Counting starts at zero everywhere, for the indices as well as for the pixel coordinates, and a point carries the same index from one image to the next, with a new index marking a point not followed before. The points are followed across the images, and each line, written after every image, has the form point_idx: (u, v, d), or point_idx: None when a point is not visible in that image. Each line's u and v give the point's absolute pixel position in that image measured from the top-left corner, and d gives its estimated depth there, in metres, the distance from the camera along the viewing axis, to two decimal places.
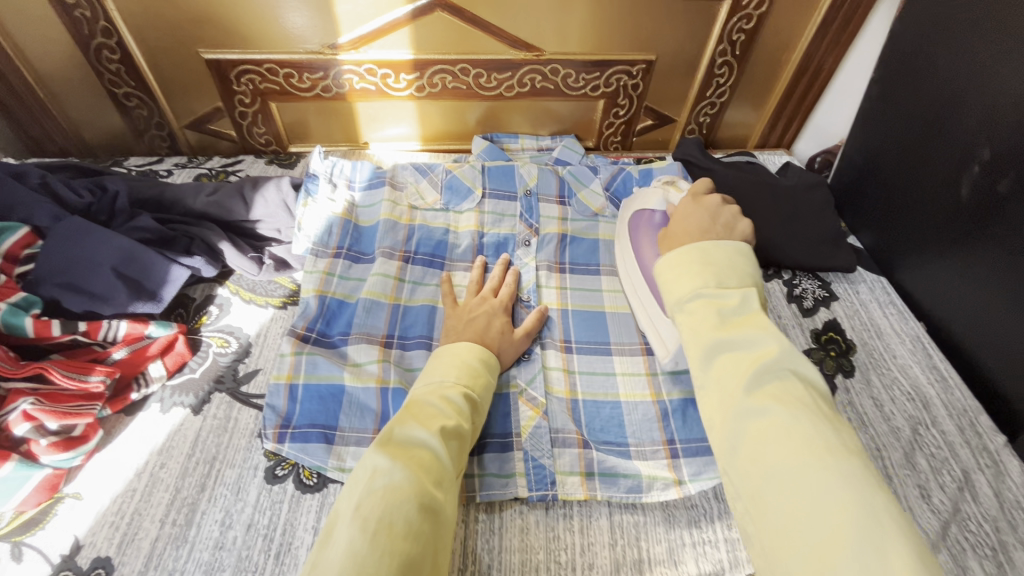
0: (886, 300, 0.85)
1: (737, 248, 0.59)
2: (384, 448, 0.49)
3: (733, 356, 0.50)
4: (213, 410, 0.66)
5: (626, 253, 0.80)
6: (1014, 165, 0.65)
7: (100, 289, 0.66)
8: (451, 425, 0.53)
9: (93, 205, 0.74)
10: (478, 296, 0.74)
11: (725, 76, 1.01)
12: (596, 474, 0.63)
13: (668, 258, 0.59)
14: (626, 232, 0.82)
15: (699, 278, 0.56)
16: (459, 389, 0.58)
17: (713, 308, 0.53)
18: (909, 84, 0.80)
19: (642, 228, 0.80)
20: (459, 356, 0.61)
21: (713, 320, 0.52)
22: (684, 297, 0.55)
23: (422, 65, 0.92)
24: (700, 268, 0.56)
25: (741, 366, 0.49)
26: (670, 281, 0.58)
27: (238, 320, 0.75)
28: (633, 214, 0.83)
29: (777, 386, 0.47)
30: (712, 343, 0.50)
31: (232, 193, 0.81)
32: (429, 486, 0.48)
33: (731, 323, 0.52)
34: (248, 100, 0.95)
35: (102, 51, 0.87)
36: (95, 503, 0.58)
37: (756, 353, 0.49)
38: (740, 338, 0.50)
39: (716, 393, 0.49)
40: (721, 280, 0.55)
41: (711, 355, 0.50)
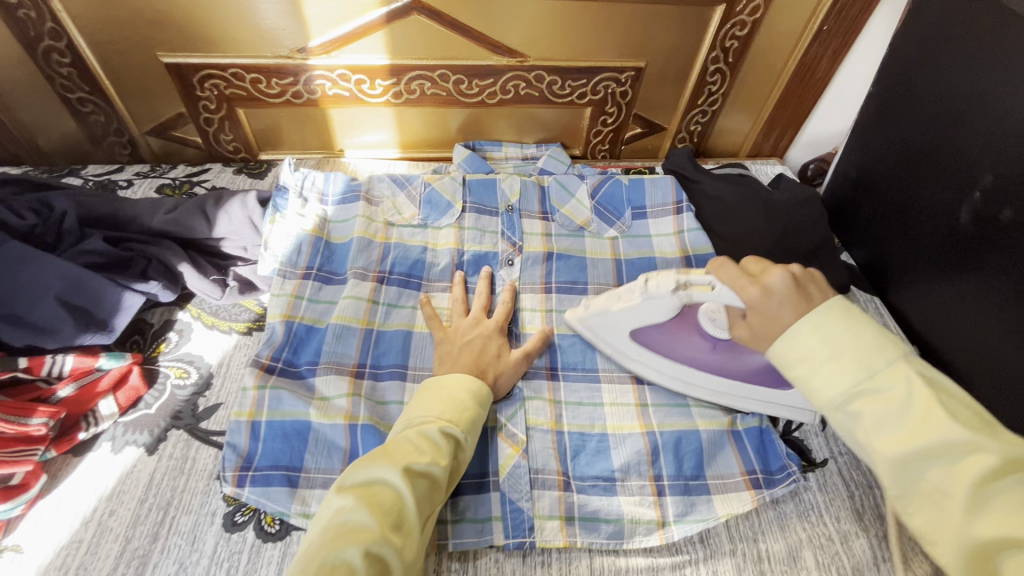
0: (880, 322, 0.82)
1: (824, 313, 0.43)
2: (346, 489, 0.48)
3: (930, 468, 0.39)
4: (168, 450, 0.62)
5: (660, 360, 0.68)
6: (1015, 195, 0.61)
7: (44, 321, 0.61)
8: (422, 463, 0.50)
9: (37, 226, 0.69)
10: (470, 317, 0.70)
11: (717, 83, 0.97)
12: (576, 519, 0.60)
13: (784, 342, 0.44)
14: (647, 348, 0.69)
15: (843, 372, 0.41)
16: (440, 424, 0.54)
17: (885, 416, 0.40)
18: (908, 99, 0.76)
19: (657, 337, 0.68)
20: (447, 390, 0.57)
21: (888, 426, 0.40)
22: (835, 404, 0.41)
23: (399, 70, 0.87)
24: (835, 359, 0.42)
25: (950, 482, 0.38)
26: (799, 376, 0.43)
27: (199, 347, 0.70)
28: (630, 333, 0.68)
29: (1013, 506, 0.37)
30: (900, 453, 0.39)
31: (192, 209, 0.76)
32: (386, 531, 0.45)
33: (909, 417, 0.40)
34: (213, 106, 0.89)
35: (51, 54, 0.81)
36: (36, 557, 0.54)
37: (960, 463, 0.38)
38: (933, 450, 0.39)
39: (925, 512, 0.40)
40: (873, 365, 0.41)
41: (903, 470, 0.40)
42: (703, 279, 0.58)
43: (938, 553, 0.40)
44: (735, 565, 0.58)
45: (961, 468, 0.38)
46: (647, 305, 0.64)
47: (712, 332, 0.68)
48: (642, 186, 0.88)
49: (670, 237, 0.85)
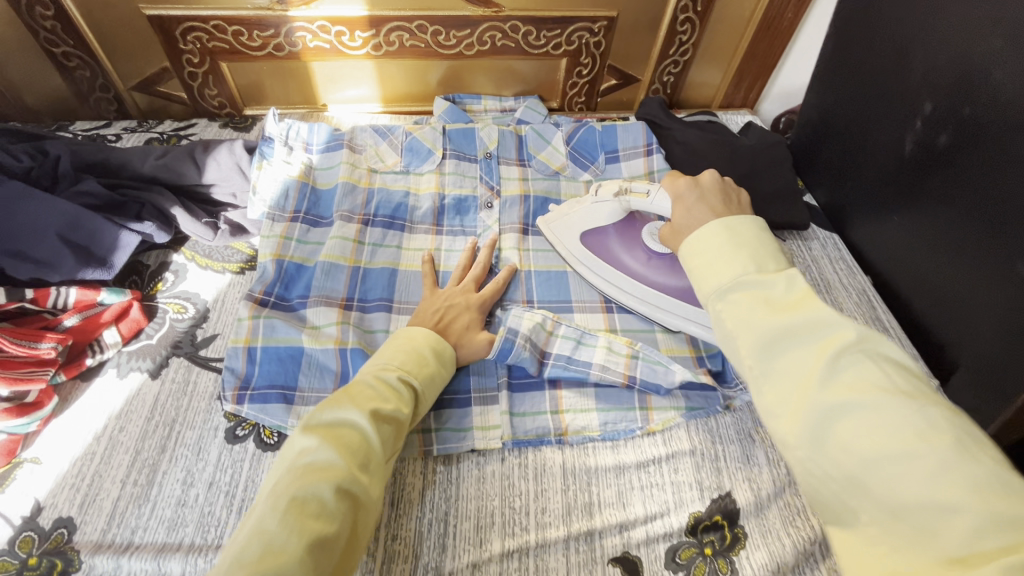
0: (837, 255, 0.87)
1: (727, 223, 0.50)
2: (312, 429, 0.50)
3: (796, 344, 0.42)
4: (171, 374, 0.66)
5: (619, 279, 0.76)
6: (953, 120, 0.66)
7: (45, 256, 0.66)
8: (386, 408, 0.53)
9: (34, 168, 0.73)
10: (458, 286, 0.72)
11: (687, 33, 1.00)
12: (563, 412, 0.67)
13: (692, 241, 0.51)
14: (597, 257, 0.78)
15: (736, 262, 0.47)
16: (398, 372, 0.57)
17: (759, 300, 0.44)
18: (859, 39, 0.80)
19: (607, 243, 0.78)
20: (410, 342, 0.61)
21: (762, 305, 0.44)
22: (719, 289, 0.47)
23: (378, 21, 0.89)
24: (732, 249, 0.48)
25: (809, 358, 0.41)
26: (695, 268, 0.50)
27: (194, 285, 0.74)
28: (580, 236, 0.79)
29: (855, 373, 0.39)
30: (765, 328, 0.42)
31: (181, 156, 0.79)
32: (354, 469, 0.48)
33: (785, 301, 0.44)
34: (197, 60, 0.91)
35: (35, 7, 0.82)
36: (53, 467, 0.59)
37: (822, 340, 0.41)
38: (801, 325, 0.42)
39: (777, 385, 0.41)
40: (761, 261, 0.47)
41: (771, 346, 0.42)
42: (641, 189, 0.73)
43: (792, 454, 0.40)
44: (694, 463, 0.64)
45: (822, 348, 0.41)
46: (594, 208, 0.79)
47: (654, 247, 0.75)
48: (615, 132, 0.92)
49: (641, 177, 0.90)
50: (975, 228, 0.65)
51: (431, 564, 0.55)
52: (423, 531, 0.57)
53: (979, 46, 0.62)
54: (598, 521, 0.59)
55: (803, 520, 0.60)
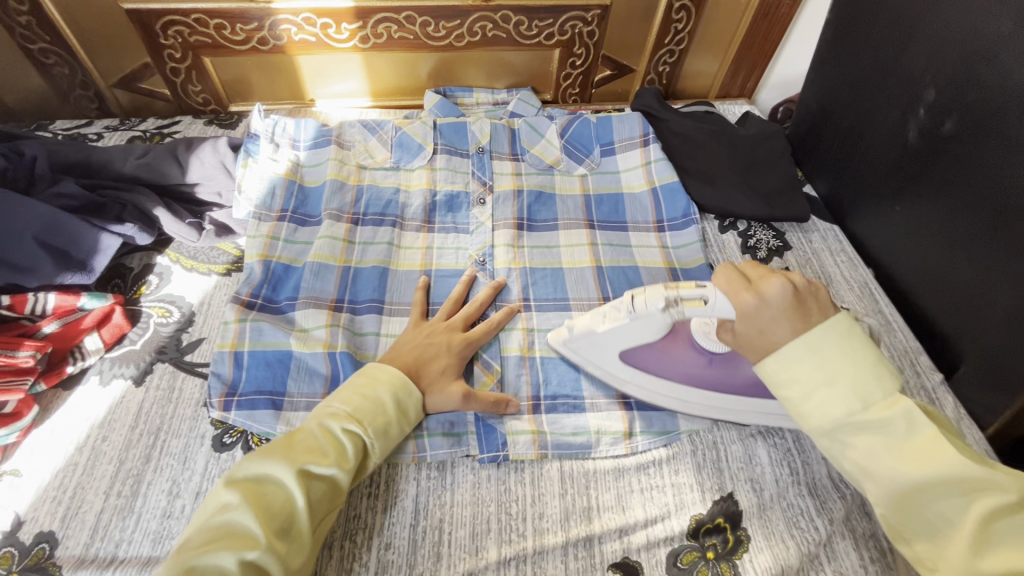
0: (838, 247, 0.86)
1: (811, 340, 0.47)
2: (237, 483, 0.48)
3: (931, 494, 0.42)
4: (155, 381, 0.64)
5: (655, 383, 0.64)
6: (957, 106, 0.65)
7: (22, 260, 0.64)
8: (322, 466, 0.50)
9: (9, 169, 0.70)
10: (444, 323, 0.67)
11: (683, 21, 0.97)
12: (547, 433, 0.64)
13: (774, 360, 0.48)
14: (642, 371, 0.64)
15: (842, 401, 0.45)
16: (347, 422, 0.53)
17: (881, 443, 0.44)
18: (859, 24, 0.78)
19: (649, 358, 0.63)
20: (370, 387, 0.57)
21: (887, 456, 0.44)
22: (833, 430, 0.45)
23: (364, 13, 0.87)
24: (828, 384, 0.45)
25: (950, 508, 0.42)
26: (791, 399, 0.47)
27: (179, 288, 0.72)
28: (619, 355, 0.62)
29: (1014, 536, 0.40)
30: (898, 481, 0.43)
31: (163, 154, 0.77)
32: (270, 537, 0.46)
33: (911, 445, 0.43)
34: (179, 55, 0.89)
35: (8, 2, 0.79)
36: (34, 479, 0.57)
37: (967, 494, 0.41)
38: (935, 479, 0.42)
39: (908, 523, 0.44)
40: (869, 393, 0.44)
41: (901, 496, 0.43)
42: (694, 293, 0.54)
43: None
44: (695, 464, 0.63)
45: (969, 503, 0.41)
46: (633, 327, 0.59)
47: (710, 346, 0.63)
48: (610, 124, 0.90)
49: (638, 169, 0.88)
50: (980, 219, 0.63)
51: (426, 573, 0.54)
52: (417, 539, 0.56)
53: (985, 30, 0.60)
54: (597, 526, 0.58)
55: (807, 521, 0.58)
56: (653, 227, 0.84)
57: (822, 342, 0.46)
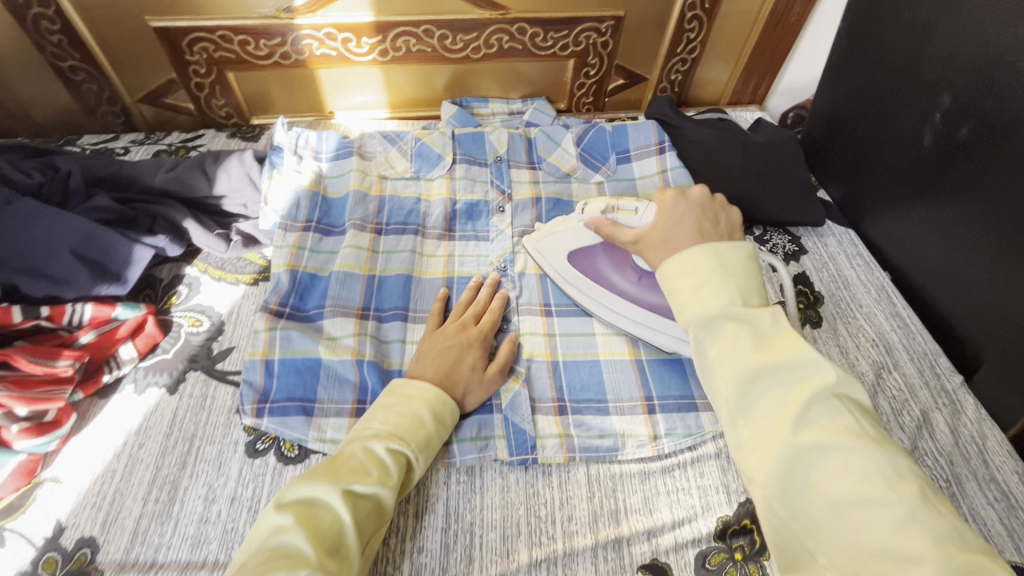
0: (853, 251, 0.86)
1: (716, 250, 0.49)
2: (287, 507, 0.49)
3: (776, 382, 0.43)
4: (188, 389, 0.66)
5: (591, 288, 0.73)
6: (973, 112, 0.66)
7: (60, 273, 0.66)
8: (366, 486, 0.51)
9: (45, 185, 0.72)
10: (457, 322, 0.69)
11: (695, 31, 0.99)
12: (574, 436, 0.64)
13: (674, 259, 0.50)
14: (584, 278, 0.73)
15: (722, 292, 0.46)
16: (391, 441, 0.55)
17: (746, 334, 0.44)
18: (873, 32, 0.79)
19: (595, 261, 0.74)
20: (408, 404, 0.58)
21: (745, 342, 0.44)
22: (701, 319, 0.46)
23: (384, 27, 0.89)
24: (700, 275, 0.48)
25: (786, 398, 0.42)
26: (677, 293, 0.48)
27: (208, 298, 0.74)
28: (568, 256, 0.74)
29: (827, 419, 0.40)
30: (749, 365, 0.43)
31: (192, 167, 0.79)
32: (321, 557, 0.46)
33: (767, 342, 0.44)
34: (203, 71, 0.91)
35: (41, 22, 0.82)
36: (74, 486, 0.58)
37: (801, 382, 0.42)
38: (784, 366, 0.43)
39: (751, 425, 0.43)
40: (747, 294, 0.46)
41: (749, 384, 0.43)
42: (630, 205, 0.64)
43: (760, 471, 0.42)
44: (720, 466, 0.63)
45: (798, 390, 0.42)
46: (580, 230, 0.73)
47: (643, 266, 0.70)
48: (626, 132, 0.92)
49: (655, 177, 0.89)
50: (996, 223, 0.64)
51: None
52: (449, 542, 0.57)
53: (999, 39, 0.61)
54: (625, 528, 0.58)
55: None
56: None
57: (728, 252, 0.49)
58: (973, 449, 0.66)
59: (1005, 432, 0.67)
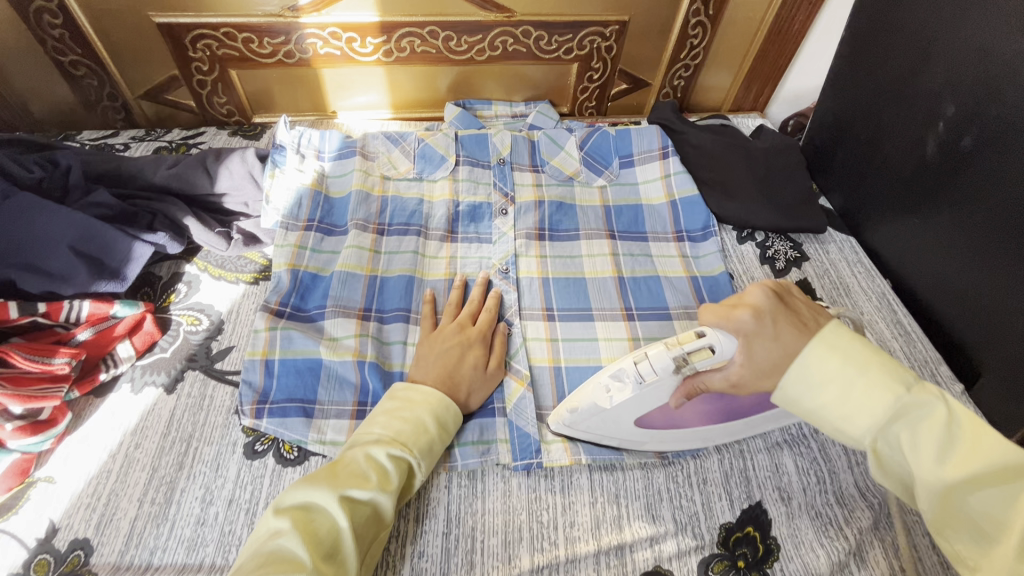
0: (855, 259, 0.87)
1: (828, 342, 0.47)
2: (286, 510, 0.48)
3: (980, 483, 0.42)
4: (186, 389, 0.65)
5: (673, 436, 0.60)
6: (976, 122, 0.66)
7: (58, 268, 0.65)
8: (366, 491, 0.50)
9: (45, 179, 0.71)
10: (455, 324, 0.68)
11: (698, 37, 1.00)
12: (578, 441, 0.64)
13: (795, 367, 0.47)
14: (659, 430, 0.59)
15: (879, 400, 0.45)
16: (392, 447, 0.54)
17: (931, 431, 0.43)
18: (877, 41, 0.80)
19: (664, 414, 0.57)
20: (410, 410, 0.57)
21: (932, 445, 0.43)
22: (877, 426, 0.45)
23: (389, 28, 0.89)
24: (832, 382, 0.46)
25: (975, 496, 0.42)
26: (828, 405, 0.47)
27: (208, 296, 0.73)
28: (633, 422, 0.57)
29: (1012, 513, 0.40)
30: (944, 474, 0.42)
31: (193, 165, 0.78)
32: (317, 562, 0.45)
33: (957, 449, 0.42)
34: (206, 68, 0.90)
35: (43, 15, 0.81)
36: (68, 486, 0.57)
37: (1006, 482, 0.41)
38: (984, 474, 0.41)
39: (945, 516, 0.43)
40: (907, 384, 0.45)
41: (939, 486, 0.43)
42: (698, 345, 0.50)
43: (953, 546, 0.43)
44: (723, 472, 0.63)
45: (1009, 491, 0.41)
46: (647, 391, 0.53)
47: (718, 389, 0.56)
48: (629, 136, 0.92)
49: (657, 181, 0.89)
50: (998, 232, 0.65)
51: None
52: (450, 547, 0.56)
53: (1003, 50, 0.62)
54: (628, 534, 0.58)
55: (836, 530, 0.59)
56: (672, 237, 0.86)
57: (833, 336, 0.47)
58: None
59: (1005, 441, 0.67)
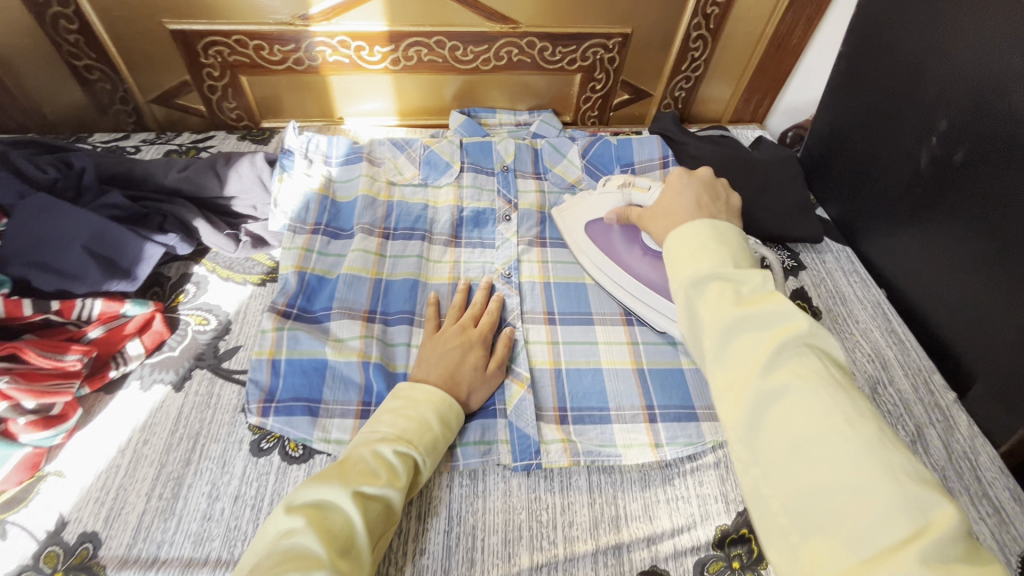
0: (850, 269, 0.88)
1: (715, 225, 0.49)
2: (299, 509, 0.49)
3: (750, 332, 0.42)
4: (194, 387, 0.66)
5: (603, 262, 0.78)
6: (967, 137, 0.68)
7: (72, 268, 0.66)
8: (376, 487, 0.51)
9: (59, 181, 0.74)
10: (457, 325, 0.69)
11: (699, 50, 1.02)
12: (578, 442, 0.65)
13: (680, 232, 0.49)
14: (597, 244, 0.79)
15: (713, 257, 0.46)
16: (398, 444, 0.55)
17: (730, 291, 0.44)
18: (873, 56, 0.82)
19: (611, 241, 0.78)
20: (414, 408, 0.58)
21: (729, 296, 0.43)
22: (694, 278, 0.45)
23: (397, 37, 0.91)
24: (705, 250, 0.47)
25: (759, 345, 0.41)
26: (676, 258, 0.48)
27: (216, 297, 0.74)
28: (585, 225, 0.81)
29: (798, 370, 0.40)
30: (729, 318, 0.42)
31: (204, 168, 0.80)
32: (334, 558, 0.46)
33: (750, 297, 0.44)
34: (217, 73, 0.93)
35: (59, 21, 0.83)
36: (78, 480, 0.58)
37: (774, 331, 0.41)
38: (759, 317, 0.42)
39: (726, 371, 0.42)
40: (736, 258, 0.46)
41: (729, 330, 0.42)
42: (644, 183, 0.74)
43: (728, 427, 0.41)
44: (719, 475, 0.64)
45: (772, 338, 0.41)
46: (602, 200, 0.80)
47: (649, 242, 0.75)
48: (630, 146, 0.94)
49: None
50: (991, 244, 0.66)
51: None
52: (451, 545, 0.57)
53: (992, 67, 0.64)
54: (625, 534, 0.59)
55: None
56: None
57: (726, 230, 0.49)
58: (965, 465, 0.67)
59: (997, 450, 0.69)
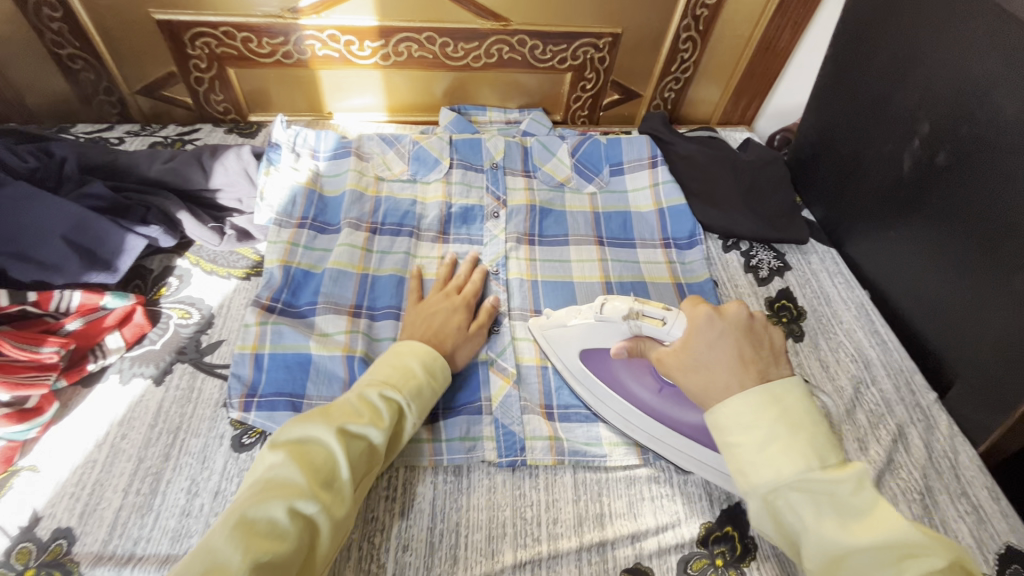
0: (835, 269, 0.89)
1: (772, 392, 0.47)
2: (282, 444, 0.49)
3: (863, 555, 0.41)
4: (175, 381, 0.65)
5: (611, 400, 0.65)
6: (949, 139, 0.69)
7: (50, 258, 0.65)
8: (360, 426, 0.51)
9: (39, 169, 0.72)
10: (441, 292, 0.70)
11: (688, 51, 1.03)
12: (564, 440, 0.65)
13: (731, 402, 0.48)
14: (596, 376, 0.66)
15: (796, 456, 0.44)
16: (383, 389, 0.54)
17: (826, 500, 0.43)
18: (858, 60, 0.83)
19: (611, 366, 0.65)
20: (399, 357, 0.58)
21: (829, 512, 0.43)
22: (777, 489, 0.44)
23: (387, 32, 0.90)
24: (775, 442, 0.45)
25: (878, 564, 0.41)
26: (734, 442, 0.47)
27: (199, 291, 0.73)
28: (580, 352, 0.66)
29: None
30: (834, 539, 0.42)
31: (188, 160, 0.79)
32: (315, 488, 0.47)
33: (849, 503, 0.43)
34: (204, 65, 0.91)
35: (42, 8, 0.82)
36: (53, 475, 0.57)
37: (888, 549, 0.41)
38: (872, 539, 0.41)
39: None
40: (822, 456, 0.45)
41: (834, 561, 0.42)
42: (656, 312, 0.57)
43: None
44: (703, 473, 0.65)
45: (891, 562, 0.40)
46: (599, 326, 0.62)
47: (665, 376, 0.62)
48: (620, 145, 0.94)
49: (646, 190, 0.91)
50: (971, 244, 0.67)
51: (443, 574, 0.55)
52: (434, 541, 0.57)
53: (973, 72, 0.65)
54: (609, 532, 0.59)
55: None
56: (659, 245, 0.88)
57: (786, 396, 0.47)
58: (945, 464, 0.68)
59: (975, 449, 0.69)
